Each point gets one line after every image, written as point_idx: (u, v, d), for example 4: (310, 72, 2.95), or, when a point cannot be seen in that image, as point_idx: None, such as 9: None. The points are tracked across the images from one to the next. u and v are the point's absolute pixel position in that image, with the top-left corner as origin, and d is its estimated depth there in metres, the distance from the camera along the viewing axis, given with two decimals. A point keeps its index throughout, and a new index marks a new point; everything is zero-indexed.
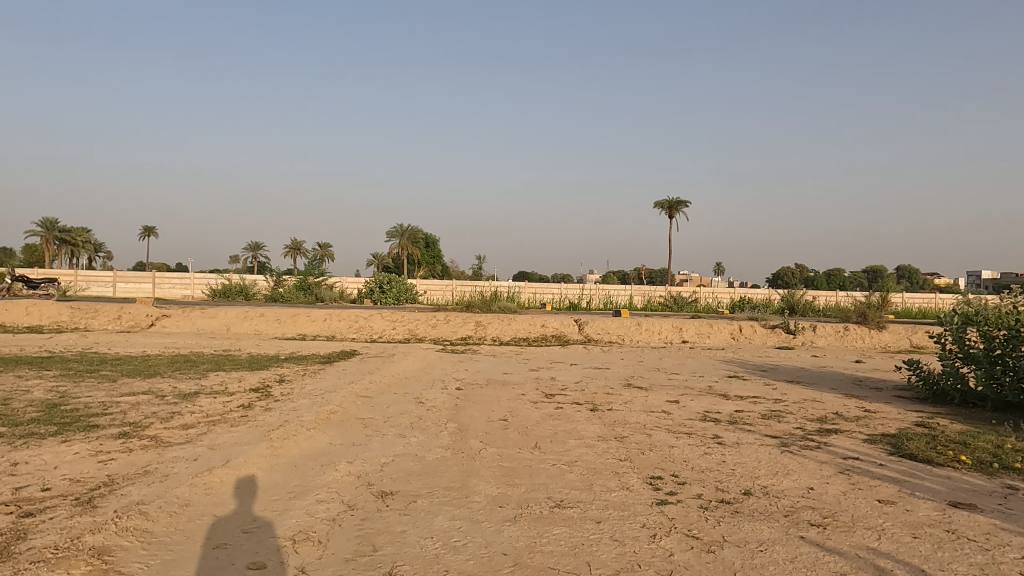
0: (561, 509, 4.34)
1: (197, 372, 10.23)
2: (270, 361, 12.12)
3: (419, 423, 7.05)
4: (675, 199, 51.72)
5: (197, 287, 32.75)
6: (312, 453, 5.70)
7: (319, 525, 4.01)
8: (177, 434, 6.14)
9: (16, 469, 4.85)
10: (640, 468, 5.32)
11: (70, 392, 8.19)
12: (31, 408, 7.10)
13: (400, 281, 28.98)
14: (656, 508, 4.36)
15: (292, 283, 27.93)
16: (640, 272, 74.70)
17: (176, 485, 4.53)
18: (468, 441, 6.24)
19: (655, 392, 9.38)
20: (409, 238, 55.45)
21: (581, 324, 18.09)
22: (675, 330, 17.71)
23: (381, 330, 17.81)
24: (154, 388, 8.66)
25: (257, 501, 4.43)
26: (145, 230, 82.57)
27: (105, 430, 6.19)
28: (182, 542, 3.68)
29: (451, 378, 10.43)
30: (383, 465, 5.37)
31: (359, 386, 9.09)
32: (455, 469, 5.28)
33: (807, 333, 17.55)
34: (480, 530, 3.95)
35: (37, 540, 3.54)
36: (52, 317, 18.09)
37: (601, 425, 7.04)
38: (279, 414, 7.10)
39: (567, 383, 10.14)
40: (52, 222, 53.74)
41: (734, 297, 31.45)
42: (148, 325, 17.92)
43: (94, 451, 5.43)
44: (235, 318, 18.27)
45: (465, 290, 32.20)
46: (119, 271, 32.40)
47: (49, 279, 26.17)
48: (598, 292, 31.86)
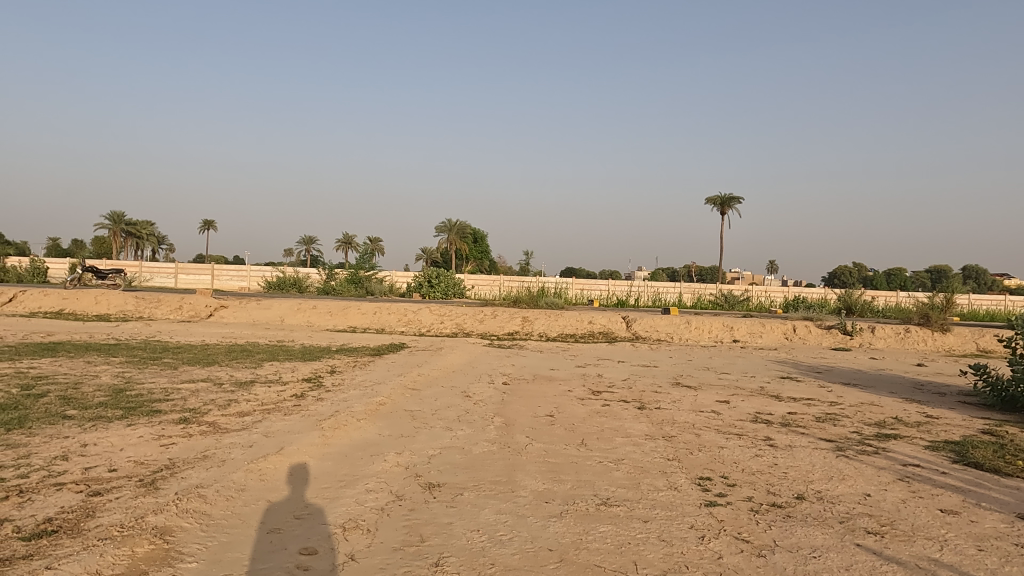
0: (607, 506, 4.31)
1: (252, 362, 10.56)
2: (322, 352, 12.42)
3: (466, 416, 7.12)
4: (727, 194, 50.68)
5: (254, 279, 34.07)
6: (362, 443, 5.81)
7: (368, 514, 4.09)
8: (234, 421, 6.36)
9: (86, 450, 5.10)
10: (688, 469, 5.24)
11: (135, 377, 8.59)
12: (99, 392, 7.45)
13: (449, 274, 29.23)
14: (705, 509, 4.29)
15: (343, 277, 28.51)
16: (690, 267, 73.27)
17: (233, 470, 4.69)
18: (514, 436, 6.26)
19: (705, 392, 9.22)
20: (458, 234, 56.04)
21: (629, 321, 17.92)
22: (726, 329, 17.35)
23: (429, 323, 18.03)
24: (212, 376, 8.99)
25: (309, 488, 4.55)
26: (205, 224, 85.50)
27: (167, 415, 6.46)
28: (239, 526, 3.81)
29: (498, 372, 10.47)
30: (430, 457, 5.44)
31: (407, 379, 9.21)
32: (501, 463, 5.30)
33: (865, 334, 16.95)
34: (526, 524, 3.96)
35: (105, 518, 3.71)
36: (119, 306, 18.93)
37: (648, 423, 6.97)
38: (329, 404, 7.27)
39: (614, 380, 10.07)
40: (121, 214, 56.06)
41: (787, 296, 30.67)
42: (207, 315, 18.58)
43: (157, 435, 5.68)
44: (289, 310, 18.75)
45: (513, 286, 32.24)
46: (181, 262, 33.61)
47: (116, 270, 27.28)
48: (646, 289, 31.51)
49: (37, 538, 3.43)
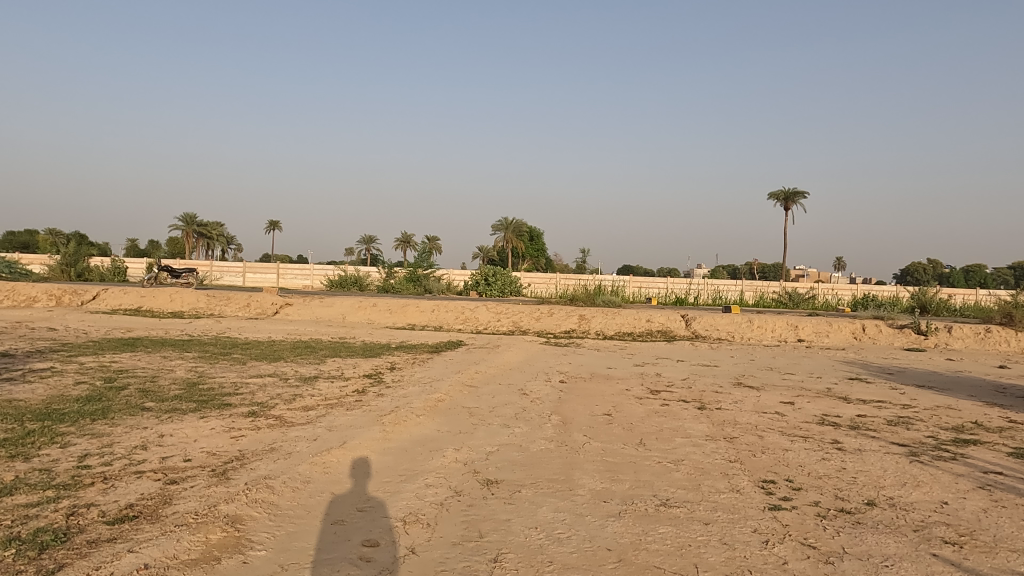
0: (667, 507, 4.25)
1: (316, 358, 10.88)
2: (382, 349, 12.68)
3: (523, 414, 7.14)
4: (792, 189, 49.07)
5: (317, 277, 34.90)
6: (422, 439, 5.90)
7: (428, 508, 4.15)
8: (300, 415, 6.57)
9: (162, 441, 5.36)
10: (751, 471, 5.11)
11: (207, 372, 8.98)
12: (175, 385, 7.83)
13: (505, 273, 29.35)
14: (769, 512, 4.17)
15: (402, 275, 29.05)
16: (752, 264, 71.25)
17: (299, 463, 4.85)
18: (571, 434, 6.23)
19: (768, 392, 8.96)
20: (514, 232, 56.28)
21: (689, 319, 17.59)
22: (790, 327, 16.82)
23: (487, 321, 18.16)
24: (278, 371, 9.31)
25: (371, 481, 4.66)
26: (272, 224, 88.36)
27: (237, 408, 6.74)
28: (305, 516, 3.93)
29: (555, 370, 10.46)
30: (488, 454, 5.48)
31: (464, 376, 9.30)
32: (558, 461, 5.30)
33: (941, 334, 16.12)
34: (584, 523, 3.94)
35: (181, 505, 3.90)
36: (191, 303, 19.81)
37: (708, 424, 6.82)
38: (389, 399, 7.42)
39: (673, 380, 9.90)
40: (194, 216, 58.55)
41: (855, 294, 29.52)
42: (273, 313, 19.24)
43: (228, 428, 5.92)
44: (350, 307, 19.21)
45: (569, 284, 32.14)
46: (248, 262, 34.90)
47: (188, 269, 28.50)
48: (706, 287, 30.86)
49: (119, 522, 3.62)
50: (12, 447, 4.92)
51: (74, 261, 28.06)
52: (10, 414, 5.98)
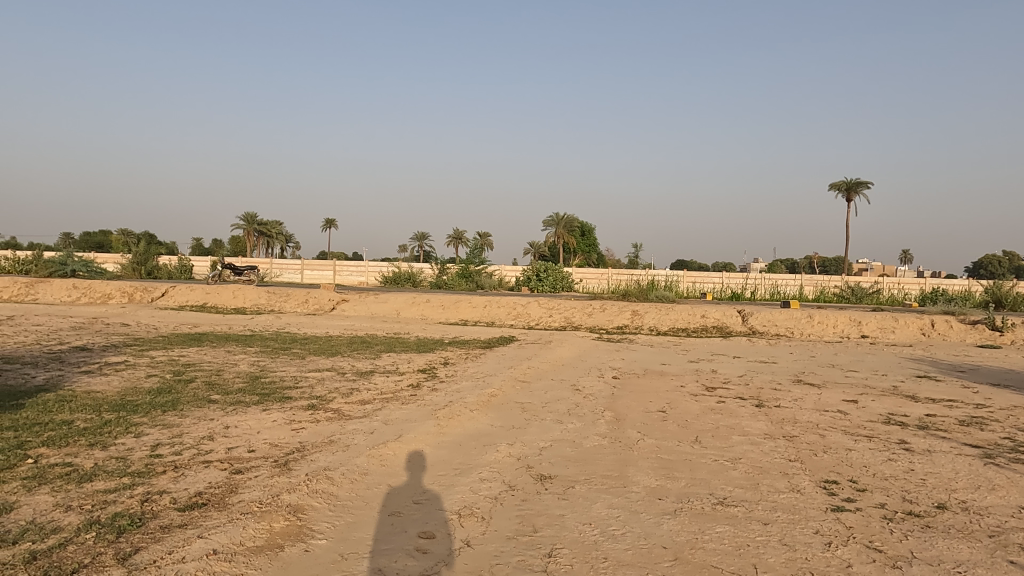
0: (724, 506, 4.17)
1: (371, 353, 11.12)
2: (435, 344, 12.86)
3: (576, 409, 7.12)
4: (854, 179, 47.27)
5: (371, 274, 35.29)
6: (475, 433, 5.96)
7: (482, 502, 4.19)
8: (357, 408, 6.73)
9: (228, 432, 5.58)
10: (812, 471, 4.96)
11: (269, 366, 9.28)
12: (239, 379, 8.13)
13: (557, 268, 29.27)
14: (831, 514, 4.05)
15: (454, 270, 29.34)
16: (812, 259, 69.03)
17: (356, 455, 4.97)
18: (625, 431, 6.18)
19: (830, 390, 8.67)
20: (566, 227, 56.10)
21: (745, 315, 17.18)
22: (852, 323, 16.23)
23: (538, 317, 18.16)
24: (336, 366, 9.55)
25: (426, 474, 4.73)
26: (327, 222, 90.06)
27: (297, 401, 6.95)
28: (362, 507, 4.02)
29: (607, 366, 10.38)
30: (542, 449, 5.49)
31: (517, 371, 9.33)
32: (612, 457, 5.26)
33: (1018, 331, 15.26)
34: (639, 520, 3.91)
35: (246, 494, 4.05)
36: (253, 300, 20.49)
37: (767, 422, 6.66)
38: (443, 394, 7.51)
39: (730, 377, 9.69)
40: (256, 216, 60.42)
41: (923, 288, 28.25)
42: (330, 308, 19.73)
43: (289, 420, 6.11)
44: (404, 303, 19.52)
45: (621, 279, 31.83)
46: (306, 259, 35.87)
47: (250, 266, 29.44)
48: (763, 282, 30.05)
49: (189, 509, 3.79)
50: (91, 436, 5.21)
51: (145, 259, 29.40)
52: (88, 405, 6.32)
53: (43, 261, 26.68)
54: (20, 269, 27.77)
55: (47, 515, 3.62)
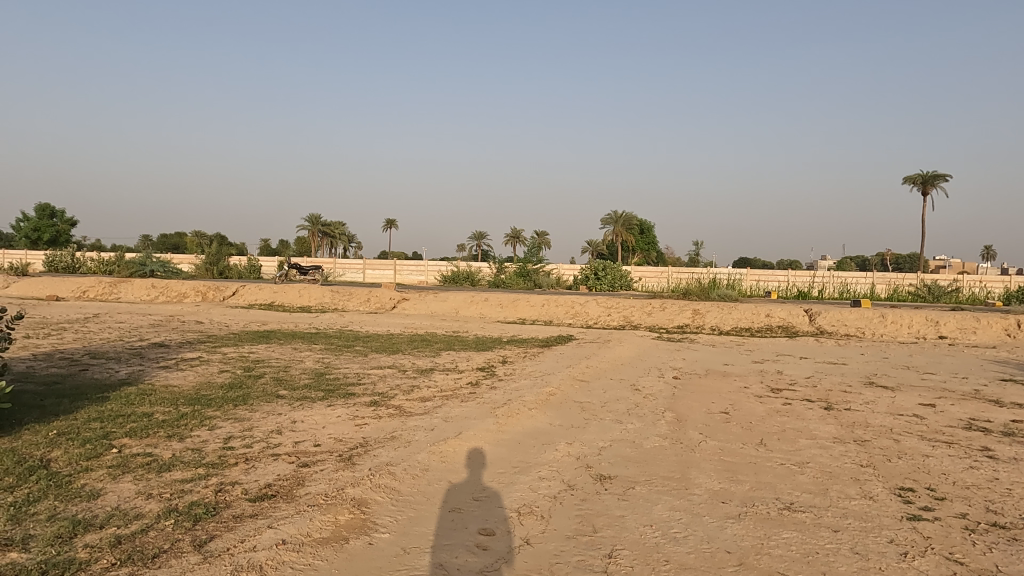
0: (791, 512, 4.04)
1: (431, 350, 11.29)
2: (494, 342, 12.95)
3: (636, 409, 7.04)
4: (931, 172, 44.96)
5: (431, 273, 35.75)
6: (534, 432, 5.97)
7: (542, 500, 4.20)
8: (418, 405, 6.84)
9: (296, 426, 5.77)
10: (886, 477, 4.75)
11: (333, 363, 9.55)
12: (305, 375, 8.39)
13: (616, 267, 28.97)
14: (907, 523, 3.86)
15: (512, 269, 29.46)
16: (884, 256, 66.02)
17: (418, 451, 5.05)
18: (687, 432, 6.06)
19: (905, 394, 8.27)
20: (624, 225, 55.47)
21: (813, 314, 16.60)
22: (929, 324, 15.44)
23: (597, 315, 18.03)
24: (397, 363, 9.75)
25: (486, 472, 4.77)
26: (387, 223, 91.55)
27: (360, 397, 7.13)
28: (424, 503, 4.09)
29: (668, 366, 10.21)
30: (601, 449, 5.45)
31: (575, 370, 9.30)
32: (673, 459, 5.18)
33: None
34: (702, 523, 3.84)
35: (313, 487, 4.18)
36: (318, 298, 21.11)
37: (836, 425, 6.41)
38: (502, 392, 7.55)
39: (797, 378, 9.37)
40: (320, 217, 62.00)
41: (1008, 287, 26.66)
42: (391, 307, 20.12)
43: (352, 416, 6.27)
44: (463, 302, 19.73)
45: (682, 277, 31.27)
46: (368, 259, 36.66)
47: (314, 266, 30.27)
48: (832, 280, 28.96)
49: (259, 500, 3.93)
50: (170, 428, 5.49)
51: (218, 259, 30.68)
52: (166, 398, 6.65)
53: (125, 262, 28.20)
54: (104, 269, 29.39)
55: (130, 502, 3.83)
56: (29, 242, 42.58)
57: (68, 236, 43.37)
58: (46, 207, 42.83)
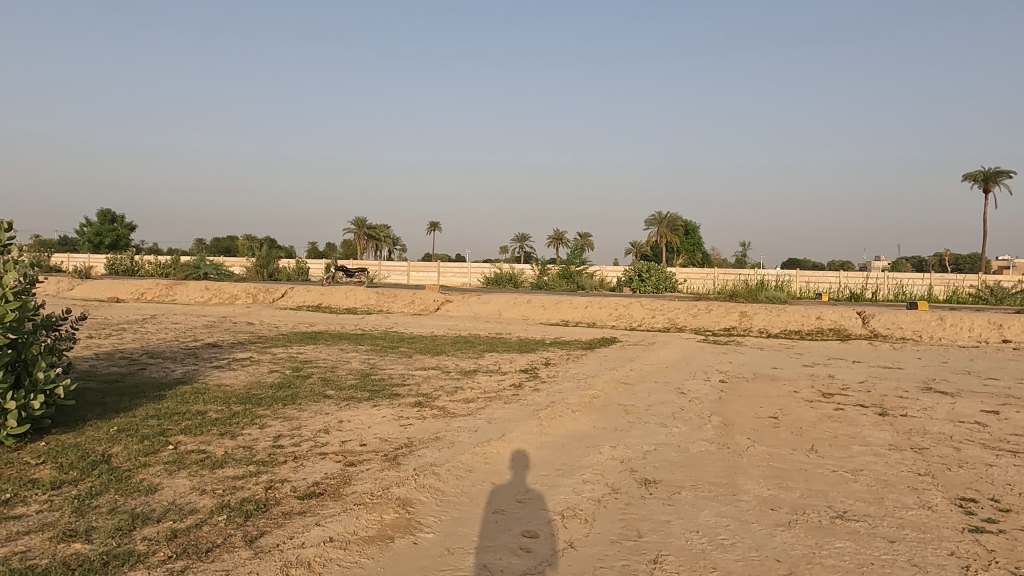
0: (845, 520, 3.92)
1: (475, 352, 11.36)
2: (537, 344, 12.95)
3: (681, 413, 6.94)
4: (993, 168, 43.09)
5: (474, 275, 35.94)
6: (578, 434, 5.94)
7: (586, 504, 4.17)
8: (461, 407, 6.89)
9: (342, 426, 5.87)
10: (945, 487, 4.56)
11: (378, 364, 9.70)
12: (351, 375, 8.55)
13: (660, 268, 28.61)
14: (969, 535, 3.70)
15: (555, 271, 29.42)
16: (943, 258, 63.49)
17: (462, 452, 5.08)
18: (734, 437, 5.95)
19: (966, 400, 7.92)
20: (669, 226, 54.81)
21: (866, 317, 16.08)
22: (992, 327, 14.78)
23: (641, 317, 17.83)
24: (441, 364, 9.83)
25: (529, 474, 4.77)
26: (431, 226, 92.36)
27: (405, 398, 7.22)
28: (468, 504, 4.11)
29: (714, 370, 10.02)
30: (646, 453, 5.39)
31: (619, 373, 9.22)
32: (720, 464, 5.09)
33: None
34: (750, 531, 3.75)
35: (359, 486, 4.25)
36: (364, 300, 21.45)
37: (892, 432, 6.19)
38: (545, 394, 7.54)
39: (849, 383, 9.09)
40: (366, 220, 63.01)
41: None
42: (435, 308, 20.31)
43: (398, 416, 6.35)
44: (506, 304, 19.77)
45: (728, 279, 30.70)
46: (412, 261, 37.08)
47: (360, 268, 30.75)
48: (887, 281, 28.00)
49: (308, 498, 4.02)
50: (222, 426, 5.66)
51: (268, 262, 31.54)
52: (218, 397, 6.85)
53: (180, 265, 29.24)
54: (161, 272, 30.53)
55: (185, 497, 3.96)
56: (92, 247, 44.70)
57: (128, 240, 45.20)
58: (107, 213, 44.83)
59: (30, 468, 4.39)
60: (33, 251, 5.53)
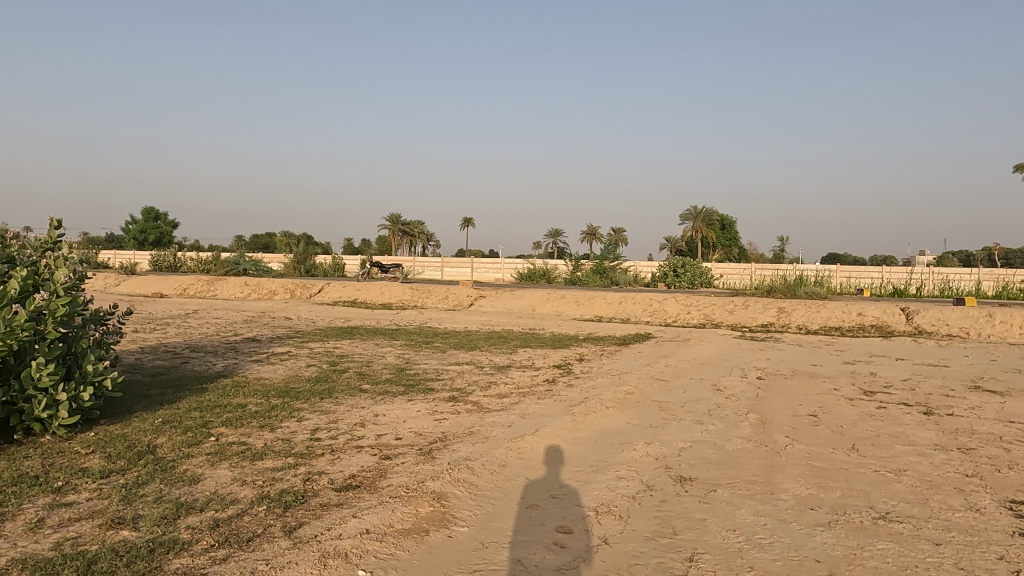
0: (887, 522, 3.82)
1: (508, 347, 11.38)
2: (571, 340, 12.92)
3: (717, 410, 6.85)
4: None
5: (507, 271, 35.99)
6: (612, 431, 5.90)
7: (620, 500, 4.15)
8: (495, 402, 6.92)
9: (378, 419, 5.95)
10: (994, 489, 4.41)
11: (413, 358, 9.80)
12: (386, 370, 8.65)
13: (695, 263, 28.28)
14: (1019, 539, 3.57)
15: (589, 267, 29.27)
16: (992, 252, 61.44)
17: (495, 447, 5.10)
18: (772, 434, 5.85)
19: (1017, 399, 7.64)
20: (705, 220, 54.17)
21: (910, 313, 15.64)
22: None
23: (675, 313, 17.65)
24: (475, 360, 9.88)
25: (563, 469, 4.76)
26: (465, 222, 92.76)
27: (439, 393, 7.27)
28: (502, 499, 4.12)
29: (751, 366, 9.87)
30: (681, 450, 5.34)
31: (654, 369, 9.14)
32: (758, 462, 5.01)
33: None
34: (788, 530, 3.69)
35: (395, 479, 4.30)
36: (398, 296, 21.68)
37: (938, 432, 6.00)
38: (579, 390, 7.52)
39: (892, 381, 8.85)
40: (401, 216, 63.60)
41: None
42: (468, 304, 20.41)
43: (432, 411, 6.40)
44: (539, 300, 19.77)
45: (766, 274, 30.17)
46: (446, 257, 37.34)
47: (394, 264, 31.02)
48: (932, 277, 27.20)
49: (345, 490, 4.09)
50: (262, 418, 5.79)
51: (304, 258, 32.07)
52: (258, 390, 7.00)
53: (220, 261, 29.92)
54: (202, 268, 31.29)
55: (227, 488, 4.07)
56: (137, 244, 46.12)
57: (171, 237, 46.47)
58: (151, 210, 46.20)
59: (80, 458, 4.55)
60: (81, 248, 5.71)
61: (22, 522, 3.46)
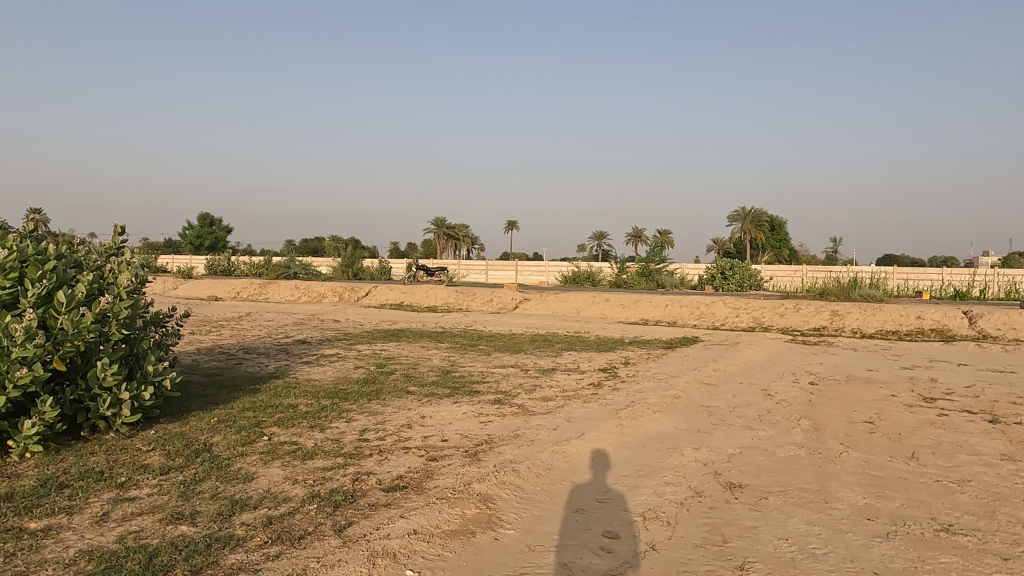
0: (950, 534, 3.66)
1: (553, 350, 11.36)
2: (617, 343, 12.81)
3: (768, 415, 6.68)
4: None
5: (551, 273, 35.91)
6: (658, 435, 5.83)
7: (668, 506, 4.09)
8: (540, 405, 6.90)
9: (424, 421, 6.01)
10: None
11: (459, 361, 9.87)
12: (432, 372, 8.73)
13: (744, 266, 27.71)
14: None
15: (634, 269, 28.97)
16: None
17: (541, 450, 5.09)
18: (825, 441, 5.68)
19: None
20: (754, 222, 53.10)
21: (973, 317, 14.97)
22: None
23: (724, 316, 17.32)
24: (520, 362, 9.88)
25: (610, 474, 4.72)
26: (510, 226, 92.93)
27: (484, 395, 7.30)
28: (548, 502, 4.11)
29: (803, 371, 9.60)
30: (730, 455, 5.23)
31: (702, 373, 8.98)
32: (811, 469, 4.87)
33: None
34: (844, 540, 3.57)
35: (441, 481, 4.34)
36: (444, 298, 21.87)
37: (1004, 441, 5.73)
38: (625, 394, 7.44)
39: (954, 387, 8.49)
40: (446, 220, 64.08)
41: None
42: (513, 307, 20.43)
43: (477, 413, 6.43)
44: (584, 303, 19.66)
45: (818, 276, 29.36)
46: (491, 261, 37.49)
47: (440, 268, 31.29)
48: (997, 278, 26.01)
49: (392, 490, 4.14)
50: (312, 419, 5.92)
51: (353, 262, 32.66)
52: (308, 391, 7.16)
53: (272, 264, 30.71)
54: (255, 272, 32.15)
55: (279, 486, 4.17)
56: (193, 249, 47.71)
57: (225, 242, 47.91)
58: (207, 217, 47.70)
59: (142, 454, 4.74)
60: (142, 254, 5.95)
61: (88, 515, 3.62)
